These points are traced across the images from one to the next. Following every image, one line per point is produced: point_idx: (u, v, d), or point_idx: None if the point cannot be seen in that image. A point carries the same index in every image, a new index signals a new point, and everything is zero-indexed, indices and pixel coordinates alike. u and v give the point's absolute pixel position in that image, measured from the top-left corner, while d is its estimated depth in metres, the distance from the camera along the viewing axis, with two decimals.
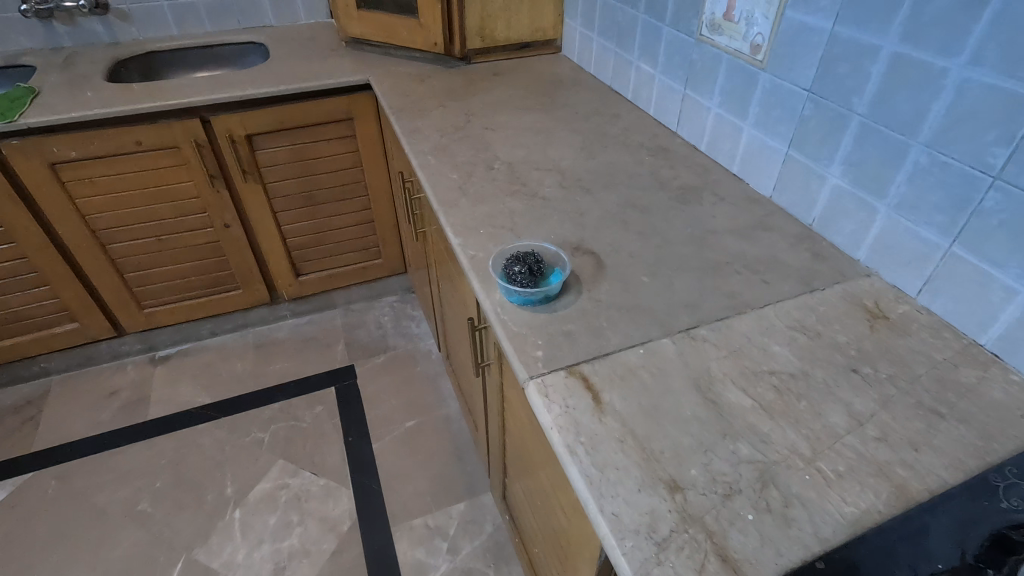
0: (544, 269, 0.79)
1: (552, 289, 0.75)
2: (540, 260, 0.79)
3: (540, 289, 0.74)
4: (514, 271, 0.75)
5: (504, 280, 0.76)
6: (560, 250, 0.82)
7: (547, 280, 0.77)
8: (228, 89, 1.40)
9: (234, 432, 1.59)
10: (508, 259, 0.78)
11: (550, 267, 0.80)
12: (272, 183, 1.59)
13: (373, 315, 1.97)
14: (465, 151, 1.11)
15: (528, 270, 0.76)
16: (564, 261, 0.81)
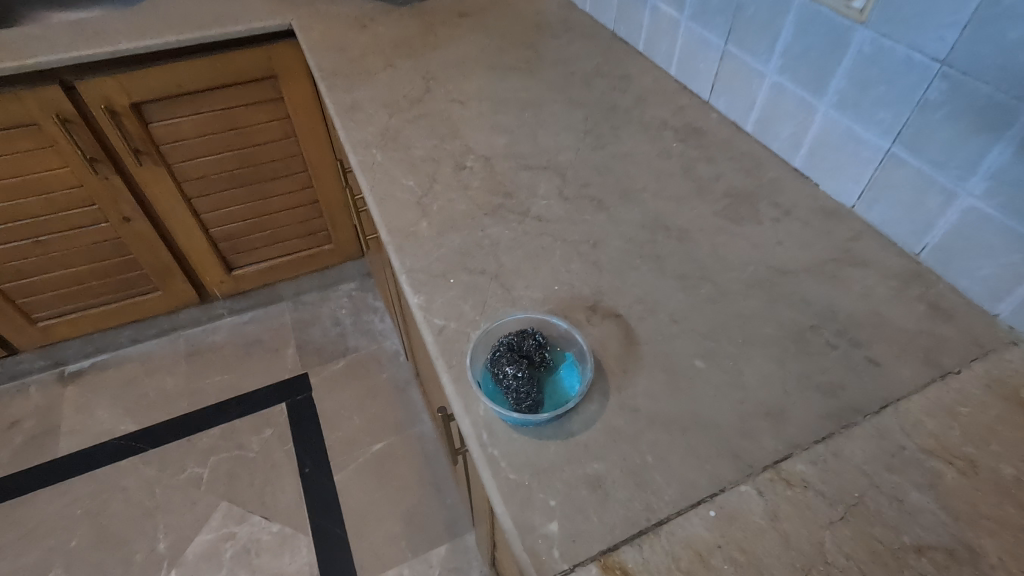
0: (549, 364, 0.53)
1: (568, 409, 0.49)
2: (544, 351, 0.53)
3: (548, 413, 0.48)
4: (505, 378, 0.49)
5: (489, 391, 0.51)
6: (572, 327, 0.55)
7: (556, 386, 0.52)
8: (93, 41, 1.02)
9: (165, 468, 1.34)
10: (493, 351, 0.52)
11: (564, 358, 0.54)
12: (178, 163, 1.24)
13: (328, 308, 1.68)
14: (424, 140, 0.80)
15: (528, 376, 0.50)
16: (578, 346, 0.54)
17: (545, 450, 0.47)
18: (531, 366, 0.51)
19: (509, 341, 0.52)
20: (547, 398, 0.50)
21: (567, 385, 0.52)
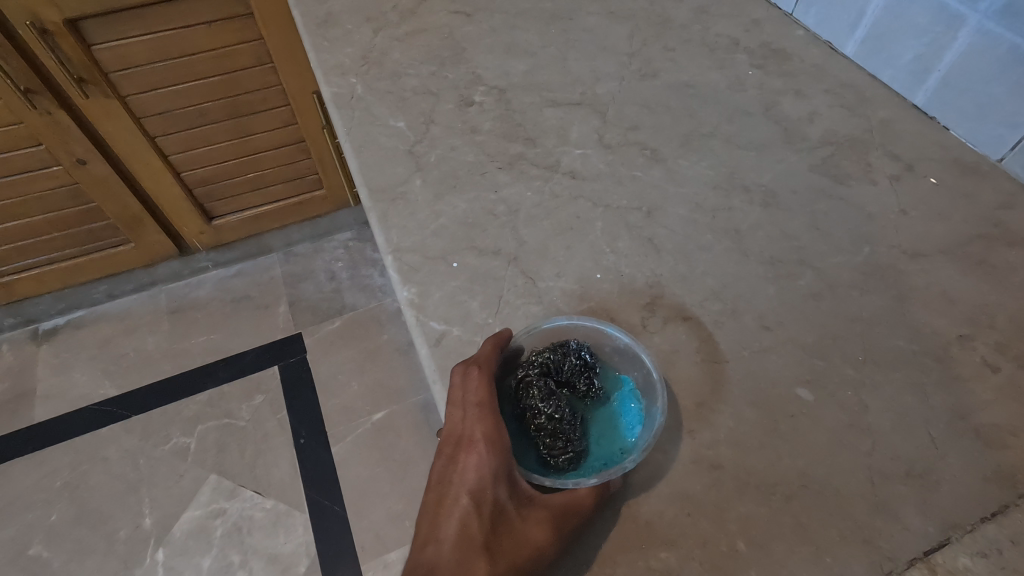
0: (596, 395, 0.38)
1: (622, 472, 0.35)
2: (591, 378, 0.38)
3: (591, 481, 0.34)
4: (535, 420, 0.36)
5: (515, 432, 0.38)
6: (636, 342, 0.39)
7: (606, 427, 0.37)
8: None
9: (149, 438, 1.23)
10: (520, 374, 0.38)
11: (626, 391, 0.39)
12: (133, 96, 1.05)
13: (323, 260, 1.52)
14: (419, 65, 0.61)
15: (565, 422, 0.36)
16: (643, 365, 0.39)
17: (591, 533, 0.34)
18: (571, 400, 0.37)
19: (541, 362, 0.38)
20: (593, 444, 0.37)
21: (621, 424, 0.37)
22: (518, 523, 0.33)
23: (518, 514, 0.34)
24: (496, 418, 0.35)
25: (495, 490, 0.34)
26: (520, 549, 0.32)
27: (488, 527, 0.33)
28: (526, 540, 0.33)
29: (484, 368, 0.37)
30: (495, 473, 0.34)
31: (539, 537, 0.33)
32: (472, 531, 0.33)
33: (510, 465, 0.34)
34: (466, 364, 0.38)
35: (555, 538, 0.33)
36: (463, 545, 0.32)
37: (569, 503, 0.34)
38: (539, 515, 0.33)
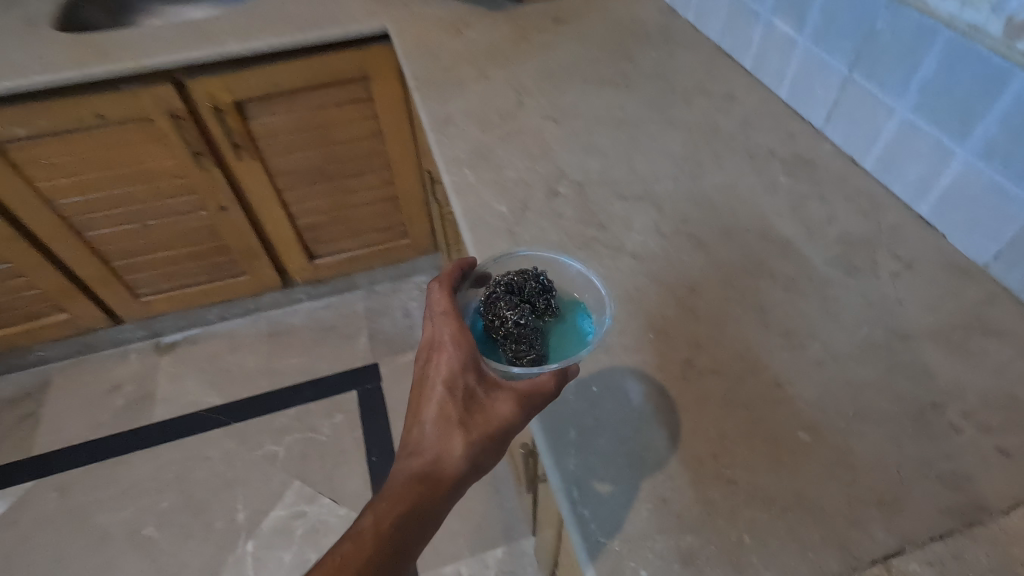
0: (554, 311, 0.54)
1: (578, 361, 0.49)
2: (548, 297, 0.54)
3: (553, 367, 0.48)
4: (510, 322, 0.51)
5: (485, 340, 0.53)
6: (589, 268, 0.57)
7: (562, 339, 0.53)
8: (206, 41, 1.07)
9: (245, 443, 1.42)
10: (488, 294, 0.54)
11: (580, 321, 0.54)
12: (272, 158, 1.29)
13: (400, 299, 1.72)
14: (517, 160, 0.79)
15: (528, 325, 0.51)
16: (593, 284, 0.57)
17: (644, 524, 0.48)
18: (532, 312, 0.53)
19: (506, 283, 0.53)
20: (631, 444, 0.51)
21: (575, 333, 0.53)
22: (486, 403, 0.48)
23: (485, 395, 0.48)
24: (461, 326, 0.50)
25: (464, 376, 0.48)
26: (490, 419, 0.47)
27: (462, 403, 0.48)
28: (491, 411, 0.48)
29: (445, 295, 0.52)
30: (462, 364, 0.48)
31: (504, 411, 0.47)
32: (450, 408, 0.47)
33: (474, 359, 0.49)
34: (434, 292, 0.52)
35: (515, 406, 0.47)
36: (444, 420, 0.47)
37: (527, 385, 0.48)
38: (505, 394, 0.48)
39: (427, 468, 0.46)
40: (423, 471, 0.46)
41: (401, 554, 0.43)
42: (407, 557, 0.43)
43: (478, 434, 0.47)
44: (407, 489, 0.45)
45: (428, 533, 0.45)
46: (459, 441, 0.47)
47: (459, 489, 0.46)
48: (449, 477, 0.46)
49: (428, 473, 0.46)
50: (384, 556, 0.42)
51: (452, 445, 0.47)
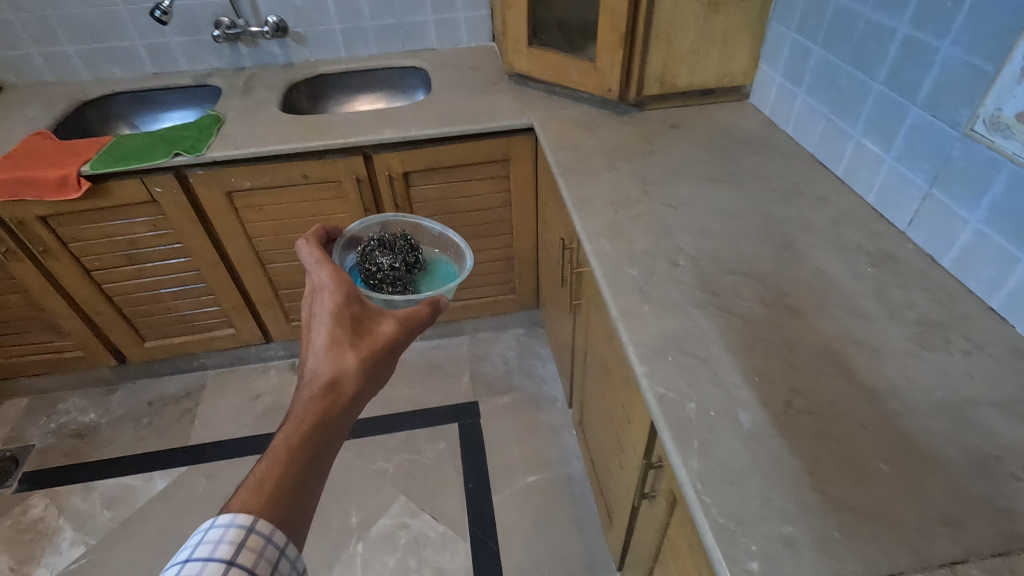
0: (425, 262, 0.89)
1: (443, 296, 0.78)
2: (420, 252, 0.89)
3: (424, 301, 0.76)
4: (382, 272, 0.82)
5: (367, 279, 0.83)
6: (444, 228, 0.94)
7: (437, 282, 0.87)
8: (391, 127, 1.38)
9: (361, 457, 1.63)
10: (364, 250, 0.85)
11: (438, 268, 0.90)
12: (420, 218, 1.57)
13: (499, 347, 1.93)
14: (644, 236, 0.99)
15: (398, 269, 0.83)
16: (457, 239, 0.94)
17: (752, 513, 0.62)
18: (405, 265, 0.84)
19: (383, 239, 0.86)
20: (743, 456, 0.66)
21: (446, 278, 0.88)
22: (371, 326, 0.72)
23: (368, 322, 0.72)
24: (340, 275, 0.73)
25: (351, 308, 0.71)
26: (379, 336, 0.71)
27: (353, 326, 0.70)
28: (376, 332, 0.71)
29: (313, 250, 0.76)
30: (349, 301, 0.71)
31: (389, 329, 0.72)
32: (344, 331, 0.69)
33: (353, 297, 0.72)
34: (303, 250, 0.76)
35: (395, 327, 0.73)
36: (342, 342, 0.68)
37: (406, 313, 0.74)
38: (386, 320, 0.73)
39: (330, 380, 0.65)
40: (327, 382, 0.65)
41: (318, 443, 0.61)
42: (322, 446, 0.61)
43: (370, 347, 0.69)
44: (315, 399, 0.63)
45: (334, 428, 0.63)
46: (354, 352, 0.68)
47: (356, 391, 0.66)
48: (350, 382, 0.66)
49: (332, 382, 0.65)
50: (303, 447, 0.60)
51: (349, 358, 0.67)
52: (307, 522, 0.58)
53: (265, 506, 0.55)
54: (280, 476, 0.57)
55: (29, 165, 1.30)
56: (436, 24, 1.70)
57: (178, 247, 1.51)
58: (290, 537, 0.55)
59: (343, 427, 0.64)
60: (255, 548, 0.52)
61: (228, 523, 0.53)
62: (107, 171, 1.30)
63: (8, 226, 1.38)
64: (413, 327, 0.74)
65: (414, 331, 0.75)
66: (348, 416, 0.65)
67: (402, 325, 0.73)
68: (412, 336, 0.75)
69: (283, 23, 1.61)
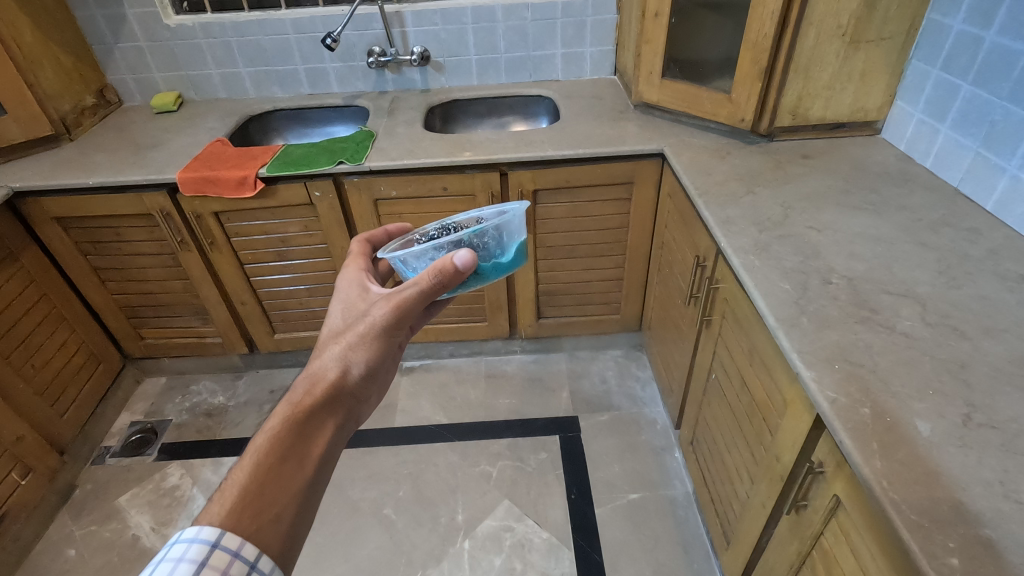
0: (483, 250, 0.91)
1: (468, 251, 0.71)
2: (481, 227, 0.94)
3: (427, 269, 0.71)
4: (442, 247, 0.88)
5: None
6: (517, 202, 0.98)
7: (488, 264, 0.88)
8: (529, 147, 1.49)
9: (466, 459, 1.69)
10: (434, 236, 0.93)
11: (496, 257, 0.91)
12: (542, 234, 1.66)
13: (597, 366, 1.97)
14: (792, 255, 1.03)
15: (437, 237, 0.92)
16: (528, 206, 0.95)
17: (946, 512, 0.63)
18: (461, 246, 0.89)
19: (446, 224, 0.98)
20: (928, 460, 0.68)
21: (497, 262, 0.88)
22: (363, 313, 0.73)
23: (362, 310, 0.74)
24: (356, 279, 0.81)
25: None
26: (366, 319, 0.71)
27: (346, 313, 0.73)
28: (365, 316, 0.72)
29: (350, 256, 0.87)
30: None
31: (375, 310, 0.71)
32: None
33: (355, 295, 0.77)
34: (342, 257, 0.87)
35: (383, 306, 0.71)
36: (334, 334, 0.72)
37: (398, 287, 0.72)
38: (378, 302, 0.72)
39: (316, 368, 0.69)
40: (314, 370, 0.68)
41: (290, 433, 0.62)
42: (294, 439, 0.62)
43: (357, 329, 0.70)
44: (297, 388, 0.67)
45: (313, 417, 0.65)
46: (341, 338, 0.70)
47: (339, 379, 0.68)
48: (333, 370, 0.68)
49: (316, 371, 0.68)
50: (274, 439, 0.61)
51: (336, 344, 0.70)
52: (275, 519, 0.57)
53: (231, 498, 0.56)
54: (247, 469, 0.58)
55: (215, 167, 1.49)
56: (564, 58, 1.83)
57: (322, 248, 1.66)
58: (252, 531, 0.55)
59: (326, 417, 0.66)
60: (220, 565, 0.52)
61: (193, 538, 0.53)
62: (279, 174, 1.47)
63: (186, 219, 1.58)
64: (406, 302, 0.71)
65: (410, 306, 0.71)
66: (330, 407, 0.66)
67: (394, 301, 0.71)
68: (410, 313, 0.72)
69: (428, 53, 1.78)
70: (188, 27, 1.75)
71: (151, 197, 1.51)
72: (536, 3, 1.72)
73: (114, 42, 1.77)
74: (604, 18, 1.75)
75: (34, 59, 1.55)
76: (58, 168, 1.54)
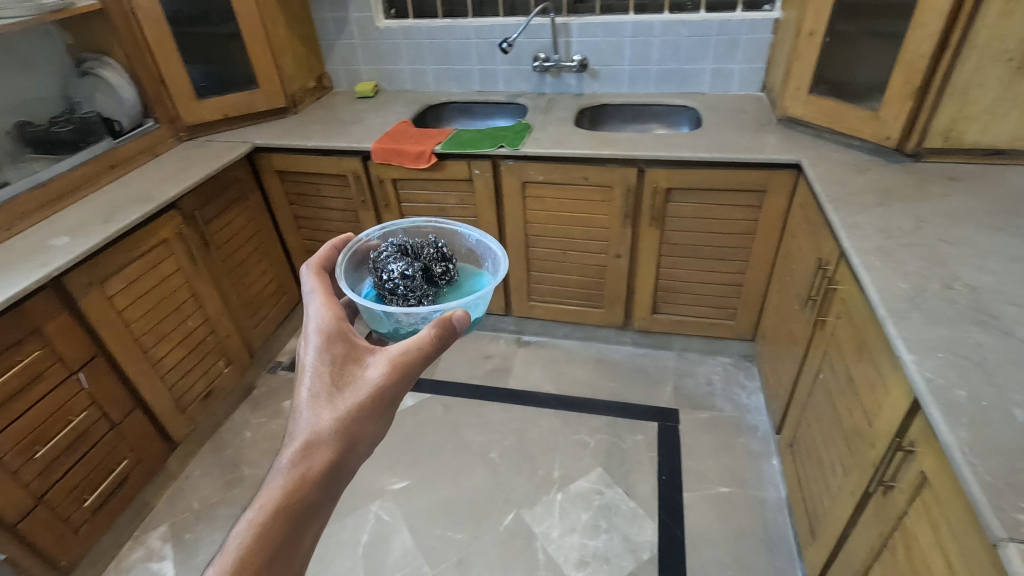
0: (449, 271, 0.87)
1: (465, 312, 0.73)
2: (448, 262, 0.88)
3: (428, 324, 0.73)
4: (406, 286, 0.81)
5: (384, 292, 0.83)
6: (478, 235, 0.94)
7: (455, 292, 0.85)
8: (668, 148, 1.64)
9: (568, 425, 1.85)
10: (388, 258, 0.85)
11: (458, 276, 0.89)
12: (669, 231, 1.77)
13: (704, 369, 2.03)
14: (916, 261, 1.07)
15: (411, 277, 0.82)
16: (494, 247, 0.93)
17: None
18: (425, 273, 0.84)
19: (406, 247, 0.87)
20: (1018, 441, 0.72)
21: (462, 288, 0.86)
22: (357, 373, 0.74)
23: (355, 368, 0.74)
24: (333, 318, 0.77)
25: (337, 351, 0.75)
26: (364, 385, 0.72)
27: (336, 375, 0.73)
28: (360, 381, 0.73)
29: (315, 287, 0.81)
30: (335, 343, 0.75)
31: (375, 376, 0.73)
32: (327, 380, 0.72)
33: (342, 344, 0.75)
34: (303, 289, 0.81)
35: (383, 373, 0.73)
36: (324, 395, 0.71)
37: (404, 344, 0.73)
38: (376, 364, 0.74)
39: (304, 448, 0.68)
40: (301, 450, 0.68)
41: (279, 522, 0.64)
42: (283, 527, 0.64)
43: (352, 399, 0.72)
44: (289, 469, 0.67)
45: (307, 501, 0.67)
46: (333, 409, 0.71)
47: (331, 451, 0.69)
48: (325, 448, 0.69)
49: (309, 446, 0.68)
50: (266, 526, 0.64)
51: (324, 414, 0.70)
52: None
53: None
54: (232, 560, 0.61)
55: (400, 142, 1.81)
56: (713, 73, 1.94)
57: (471, 220, 1.92)
58: None
59: (318, 498, 0.68)
60: None
61: None
62: (450, 152, 1.76)
63: (370, 182, 1.92)
64: (407, 369, 0.74)
65: (408, 371, 0.74)
66: (324, 484, 0.68)
67: (391, 367, 0.73)
68: (407, 378, 0.74)
69: (586, 61, 1.99)
70: (393, 29, 2.11)
71: (349, 161, 1.86)
72: (693, 20, 1.85)
73: (336, 39, 2.19)
74: (758, 37, 1.84)
75: (280, 48, 1.99)
76: (285, 132, 1.95)
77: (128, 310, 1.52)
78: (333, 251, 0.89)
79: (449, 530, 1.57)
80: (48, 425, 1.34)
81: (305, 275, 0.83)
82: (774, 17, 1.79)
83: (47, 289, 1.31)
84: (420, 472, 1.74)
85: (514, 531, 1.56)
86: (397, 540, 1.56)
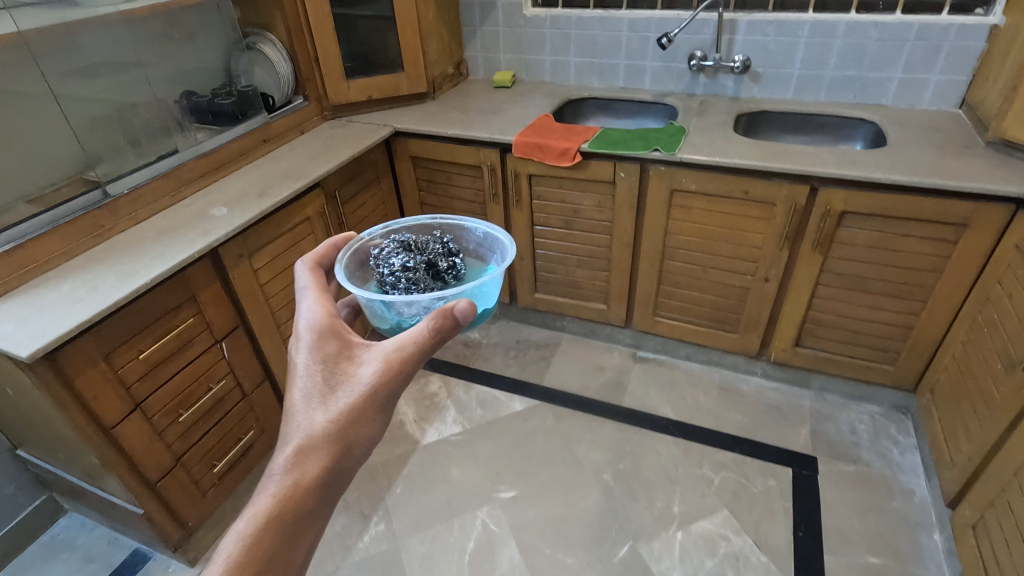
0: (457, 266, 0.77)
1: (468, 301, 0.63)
2: (456, 257, 0.78)
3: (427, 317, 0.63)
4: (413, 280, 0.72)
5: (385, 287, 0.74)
6: (488, 229, 0.84)
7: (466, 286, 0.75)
8: (852, 166, 1.44)
9: (690, 456, 1.71)
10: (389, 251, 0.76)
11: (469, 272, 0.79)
12: (834, 259, 1.57)
13: (847, 415, 1.81)
14: None
15: (413, 270, 0.74)
16: (501, 237, 0.82)
17: None
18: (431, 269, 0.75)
19: (411, 242, 0.80)
20: None
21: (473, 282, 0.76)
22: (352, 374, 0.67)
23: (350, 366, 0.67)
24: (324, 312, 0.69)
25: (329, 349, 0.68)
26: (358, 386, 0.66)
27: (329, 375, 0.67)
28: (353, 381, 0.66)
29: (308, 282, 0.73)
30: (327, 341, 0.68)
31: (371, 376, 0.66)
32: (319, 381, 0.66)
33: (336, 343, 0.68)
34: (296, 283, 0.74)
35: (379, 374, 0.65)
36: (317, 401, 0.66)
37: (401, 339, 0.65)
38: (371, 362, 0.66)
39: (297, 454, 0.64)
40: (294, 458, 0.64)
41: (269, 537, 0.61)
42: (275, 540, 0.61)
43: (346, 401, 0.66)
44: (280, 480, 0.63)
45: (302, 510, 0.63)
46: (327, 412, 0.66)
47: (324, 455, 0.65)
48: (319, 455, 0.65)
49: (303, 454, 0.64)
50: (256, 541, 0.60)
51: (317, 419, 0.65)
52: None
53: None
54: None
55: (544, 136, 1.72)
56: (901, 83, 1.71)
57: (606, 225, 1.81)
58: None
59: (313, 506, 0.64)
60: None
61: None
62: (598, 152, 1.65)
63: (504, 176, 1.85)
64: (405, 367, 0.66)
65: (405, 367, 0.66)
66: (318, 490, 0.64)
67: (386, 364, 0.65)
68: (406, 377, 0.67)
69: (750, 62, 1.81)
70: (540, 18, 2.03)
71: (486, 152, 1.80)
72: (887, 23, 1.63)
73: (479, 25, 2.14)
74: (966, 44, 1.59)
75: (427, 32, 1.96)
76: (424, 117, 1.92)
77: (269, 285, 1.54)
78: (333, 248, 0.81)
79: (560, 552, 1.48)
80: (191, 389, 1.37)
81: (299, 271, 0.75)
82: (993, 22, 1.54)
83: (206, 259, 1.34)
84: (530, 483, 1.66)
85: (629, 565, 1.45)
86: (505, 553, 1.49)
